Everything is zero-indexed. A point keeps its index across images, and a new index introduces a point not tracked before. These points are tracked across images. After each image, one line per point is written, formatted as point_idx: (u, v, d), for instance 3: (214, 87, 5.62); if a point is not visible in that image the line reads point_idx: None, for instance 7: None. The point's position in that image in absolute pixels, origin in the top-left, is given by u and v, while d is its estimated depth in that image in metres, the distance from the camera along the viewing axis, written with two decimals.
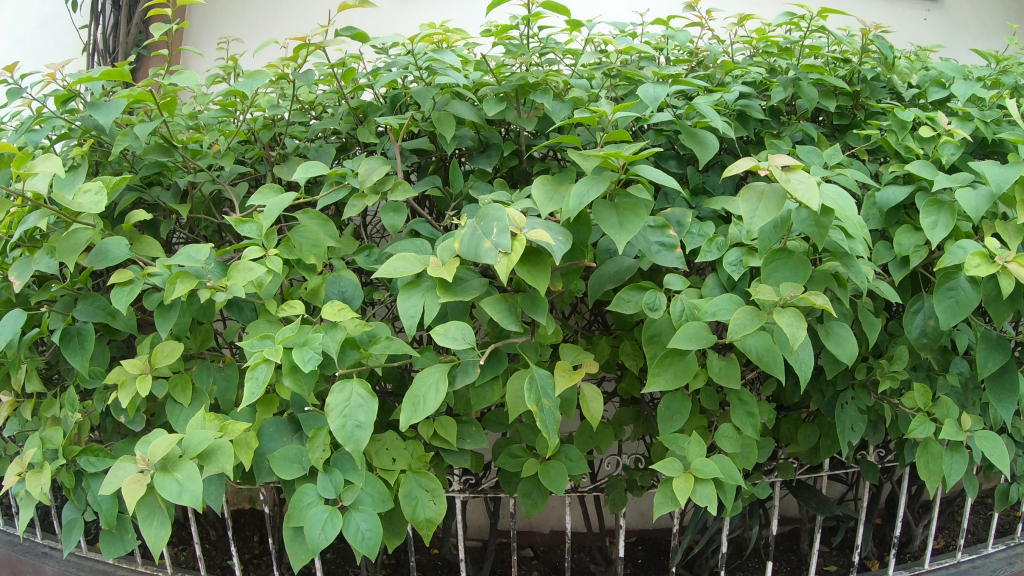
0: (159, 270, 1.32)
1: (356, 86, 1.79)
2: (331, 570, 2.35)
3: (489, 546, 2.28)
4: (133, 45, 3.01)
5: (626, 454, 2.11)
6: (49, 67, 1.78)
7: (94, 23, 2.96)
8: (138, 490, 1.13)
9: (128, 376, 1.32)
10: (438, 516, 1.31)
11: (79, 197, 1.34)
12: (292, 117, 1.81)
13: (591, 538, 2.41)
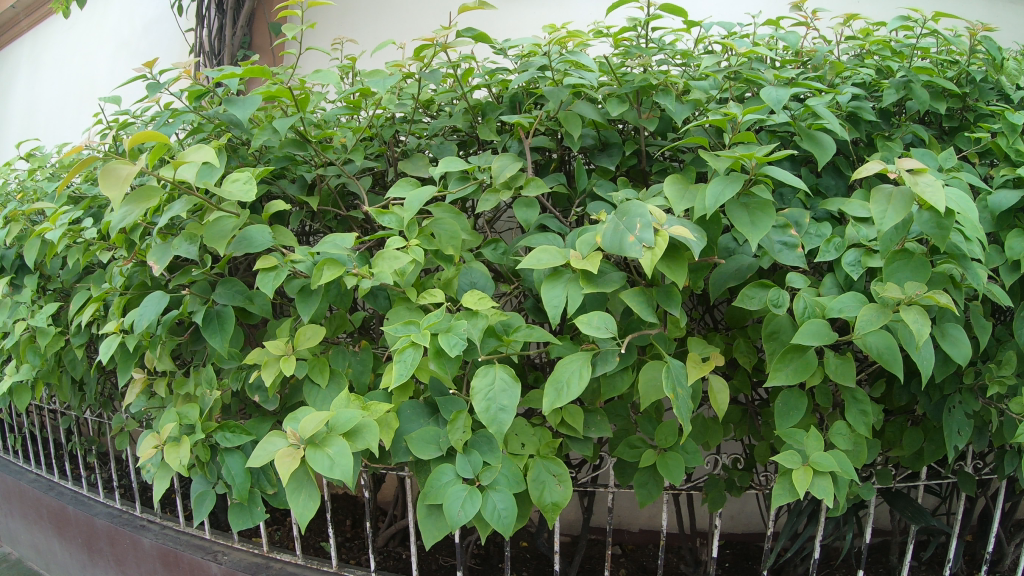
0: (303, 257, 1.36)
1: (476, 85, 1.85)
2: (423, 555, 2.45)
3: (581, 541, 2.30)
4: (239, 46, 3.02)
5: (725, 454, 2.10)
6: (183, 63, 1.84)
7: (200, 27, 3.07)
8: (291, 464, 1.17)
9: (271, 356, 1.37)
10: (564, 499, 1.38)
11: (229, 186, 1.38)
12: (412, 116, 1.87)
13: (682, 539, 2.41)
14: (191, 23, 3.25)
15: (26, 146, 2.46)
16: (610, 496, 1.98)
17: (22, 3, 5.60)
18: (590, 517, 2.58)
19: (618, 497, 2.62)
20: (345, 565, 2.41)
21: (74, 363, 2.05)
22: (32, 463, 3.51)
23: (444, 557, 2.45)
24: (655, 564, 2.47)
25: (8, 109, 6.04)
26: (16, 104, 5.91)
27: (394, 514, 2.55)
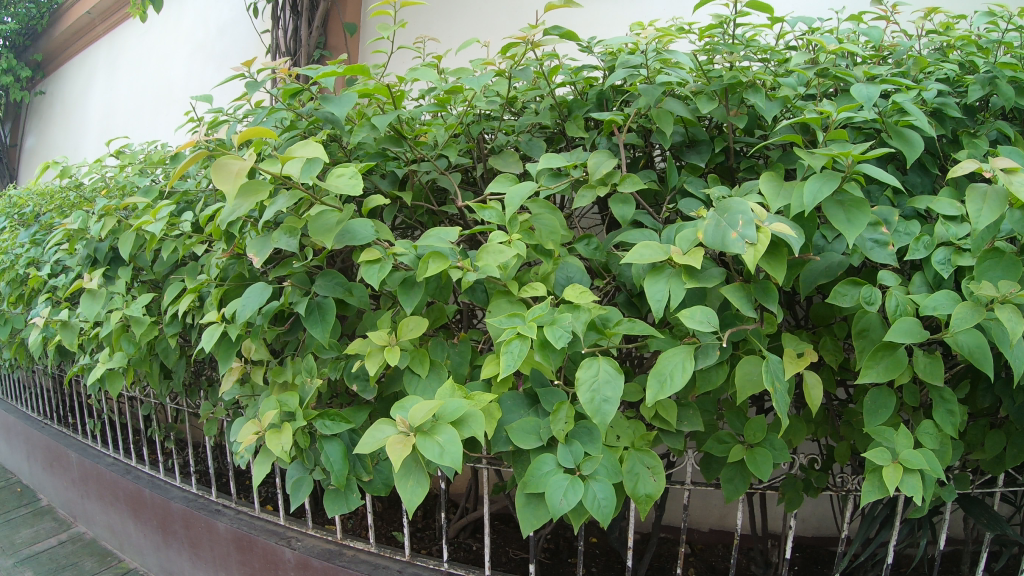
0: (405, 250, 1.39)
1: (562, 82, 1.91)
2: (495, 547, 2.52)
3: (652, 539, 2.33)
4: (314, 46, 3.12)
5: (803, 454, 2.08)
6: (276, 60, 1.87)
7: (276, 28, 3.15)
8: (403, 450, 1.20)
9: (373, 347, 1.40)
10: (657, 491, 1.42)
11: (336, 180, 1.42)
12: (499, 113, 1.93)
13: (754, 540, 2.43)
14: (267, 25, 3.34)
15: (117, 141, 2.54)
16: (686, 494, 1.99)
17: (100, 9, 5.80)
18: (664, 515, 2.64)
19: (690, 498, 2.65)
20: (419, 555, 2.47)
21: (167, 351, 2.07)
22: (110, 447, 3.65)
23: (514, 550, 2.52)
24: (725, 564, 2.49)
25: (87, 111, 6.26)
26: (94, 106, 6.12)
27: (465, 506, 2.61)
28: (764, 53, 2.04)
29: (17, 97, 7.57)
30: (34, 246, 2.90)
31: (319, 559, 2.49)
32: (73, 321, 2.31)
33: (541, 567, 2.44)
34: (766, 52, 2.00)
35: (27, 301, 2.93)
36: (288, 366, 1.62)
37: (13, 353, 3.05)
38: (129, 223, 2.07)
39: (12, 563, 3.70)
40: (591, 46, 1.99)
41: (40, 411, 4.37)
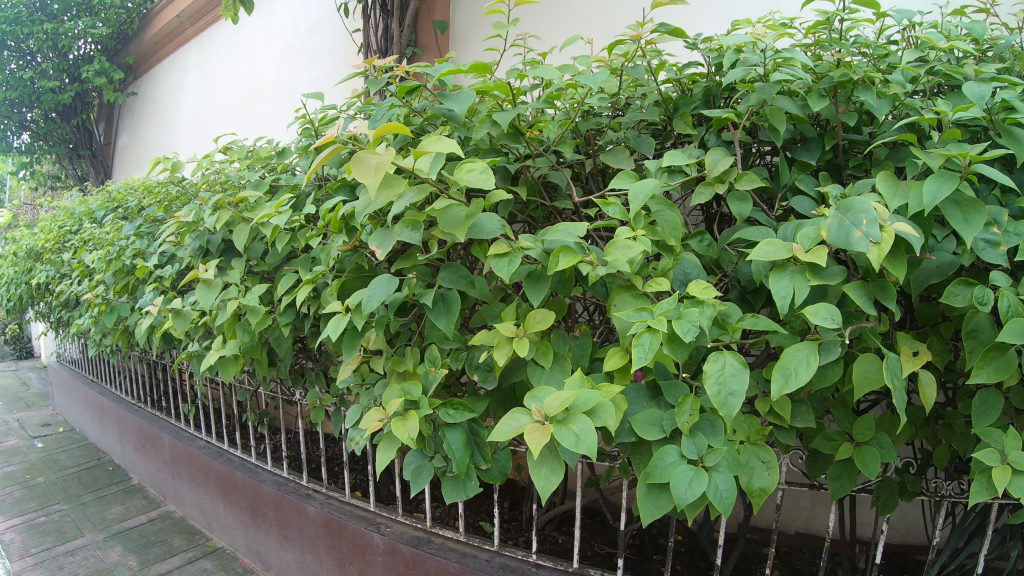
0: (533, 244, 1.46)
1: (667, 79, 2.07)
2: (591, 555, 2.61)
3: (740, 540, 2.36)
4: (406, 44, 3.35)
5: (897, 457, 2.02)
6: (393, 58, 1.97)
7: (370, 29, 3.39)
8: (540, 439, 1.32)
9: (501, 339, 1.49)
10: (771, 486, 1.56)
11: (467, 174, 1.48)
12: (606, 112, 2.07)
13: (842, 546, 2.41)
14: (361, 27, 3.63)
15: (224, 138, 2.63)
16: (780, 493, 2.01)
17: (190, 13, 6.07)
18: (753, 516, 2.71)
19: (778, 499, 2.68)
20: (507, 546, 2.54)
21: (279, 340, 2.10)
22: (202, 430, 3.86)
23: (602, 545, 2.66)
24: (811, 565, 2.52)
25: (179, 112, 6.51)
26: (185, 106, 6.36)
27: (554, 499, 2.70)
28: (865, 48, 2.04)
29: (109, 98, 7.90)
30: (139, 238, 3.03)
31: (409, 545, 2.58)
32: (185, 309, 2.30)
33: (630, 562, 2.60)
34: (868, 47, 2.00)
35: (132, 290, 3.07)
36: (407, 355, 1.69)
37: (116, 339, 3.20)
38: (244, 216, 2.13)
39: (105, 536, 4.00)
40: (697, 43, 2.07)
41: (136, 395, 4.62)
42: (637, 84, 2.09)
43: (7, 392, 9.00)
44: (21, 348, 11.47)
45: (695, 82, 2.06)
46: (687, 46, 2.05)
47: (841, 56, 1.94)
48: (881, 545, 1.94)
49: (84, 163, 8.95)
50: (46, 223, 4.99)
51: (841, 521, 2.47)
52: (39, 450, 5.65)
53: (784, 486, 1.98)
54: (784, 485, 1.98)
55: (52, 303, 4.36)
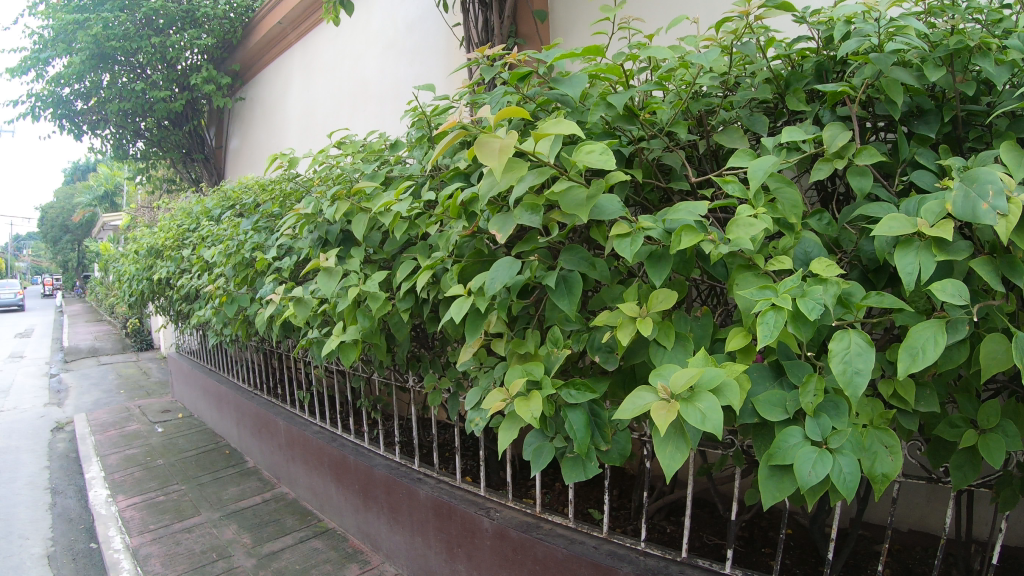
0: (654, 225, 1.61)
1: (776, 55, 2.12)
2: (704, 552, 2.66)
3: (851, 535, 2.29)
4: (506, 35, 3.78)
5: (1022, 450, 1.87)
6: (512, 48, 2.11)
7: (473, 25, 3.84)
8: (667, 415, 1.42)
9: (625, 319, 1.60)
10: (895, 472, 1.52)
11: (588, 155, 1.59)
12: (715, 90, 2.15)
13: (958, 546, 2.30)
14: (460, 21, 4.07)
15: (338, 133, 2.73)
16: (896, 487, 1.93)
17: (291, 18, 6.39)
18: (864, 511, 2.65)
19: (890, 493, 2.62)
20: (615, 533, 2.56)
21: (399, 326, 2.17)
22: (316, 417, 4.11)
23: (711, 537, 2.73)
24: (924, 564, 2.44)
25: (285, 114, 6.81)
26: (289, 109, 6.67)
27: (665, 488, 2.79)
28: (980, 13, 1.94)
29: (220, 104, 8.31)
30: (257, 232, 3.19)
31: (518, 530, 2.65)
32: (306, 297, 2.35)
33: (738, 554, 2.60)
34: (982, 11, 1.91)
35: (250, 281, 3.21)
36: (528, 338, 1.74)
37: (236, 329, 3.35)
38: (362, 206, 2.18)
39: (221, 515, 4.25)
40: (806, 16, 2.09)
41: (253, 382, 4.92)
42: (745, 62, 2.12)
43: (130, 381, 9.69)
44: (143, 339, 12.30)
45: (805, 57, 2.09)
46: (796, 20, 2.10)
47: (955, 22, 1.88)
48: (1002, 545, 1.81)
49: (197, 167, 9.47)
50: (165, 223, 5.31)
51: (958, 520, 2.35)
52: (160, 434, 6.04)
53: (901, 479, 1.90)
54: (899, 477, 1.90)
55: (173, 296, 4.66)
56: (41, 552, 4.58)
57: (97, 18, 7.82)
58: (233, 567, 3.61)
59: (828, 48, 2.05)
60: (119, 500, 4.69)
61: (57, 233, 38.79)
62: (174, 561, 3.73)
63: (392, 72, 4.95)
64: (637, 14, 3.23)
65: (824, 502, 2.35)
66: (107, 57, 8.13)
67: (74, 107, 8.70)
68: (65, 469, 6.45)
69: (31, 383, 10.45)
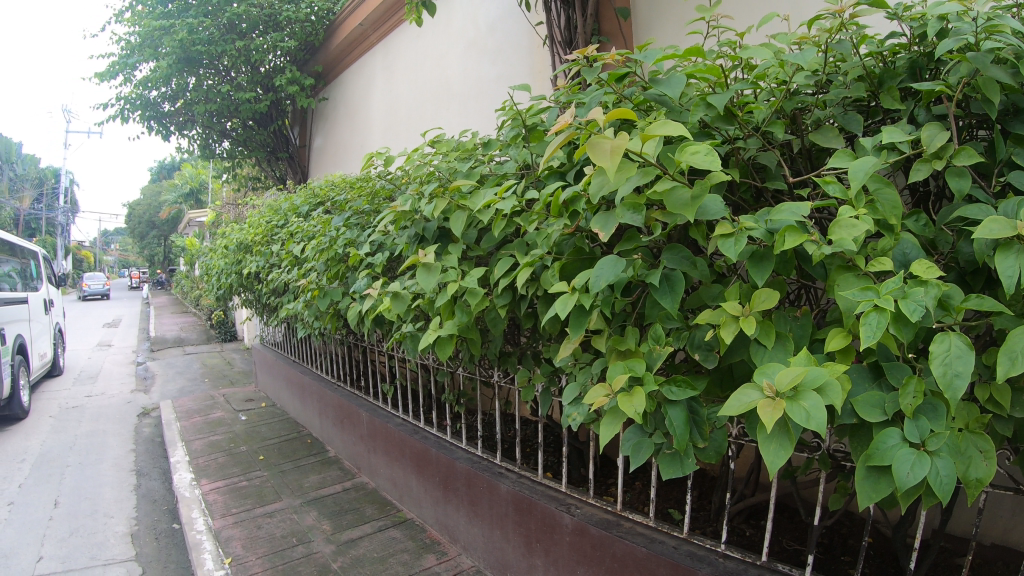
0: (757, 226, 1.65)
1: (867, 52, 2.12)
2: (781, 556, 2.64)
3: (934, 546, 2.23)
4: (589, 33, 3.83)
5: None
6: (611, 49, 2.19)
7: (557, 24, 3.91)
8: (773, 413, 1.44)
9: (728, 318, 1.65)
10: (989, 477, 1.49)
11: (693, 156, 1.62)
12: (808, 90, 2.15)
13: None
14: (544, 21, 4.15)
15: (432, 132, 2.81)
16: (984, 496, 1.87)
17: (373, 19, 6.59)
18: (948, 523, 2.58)
19: (974, 505, 2.55)
20: (695, 534, 2.57)
21: (494, 321, 2.20)
22: (399, 409, 4.26)
23: (789, 542, 2.71)
24: None
25: (367, 113, 7.01)
26: (372, 108, 6.87)
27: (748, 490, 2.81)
28: None
29: (303, 104, 8.59)
30: (349, 229, 3.28)
31: (598, 527, 2.68)
32: (402, 292, 2.41)
33: (817, 561, 2.57)
34: None
35: (341, 276, 3.30)
36: (630, 335, 1.81)
37: (325, 323, 3.47)
38: (459, 204, 2.25)
39: (301, 502, 4.41)
40: (899, 13, 2.10)
41: (337, 374, 5.11)
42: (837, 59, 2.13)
43: (213, 371, 10.10)
44: (226, 331, 12.80)
45: (897, 54, 2.08)
46: (888, 17, 2.11)
47: None
48: None
49: (281, 165, 9.79)
50: (253, 218, 5.51)
51: None
52: (243, 422, 6.29)
53: (989, 489, 1.84)
54: (988, 487, 1.84)
55: (262, 289, 4.83)
56: (126, 530, 4.83)
57: (183, 24, 8.12)
58: (312, 552, 3.75)
59: (921, 43, 2.03)
60: (203, 484, 4.91)
61: (143, 228, 40.48)
62: (255, 545, 3.88)
63: (475, 72, 5.04)
64: (725, 10, 3.24)
65: (910, 510, 2.31)
66: (194, 61, 8.45)
67: (162, 109, 9.10)
68: (152, 453, 6.77)
69: (119, 371, 11.01)
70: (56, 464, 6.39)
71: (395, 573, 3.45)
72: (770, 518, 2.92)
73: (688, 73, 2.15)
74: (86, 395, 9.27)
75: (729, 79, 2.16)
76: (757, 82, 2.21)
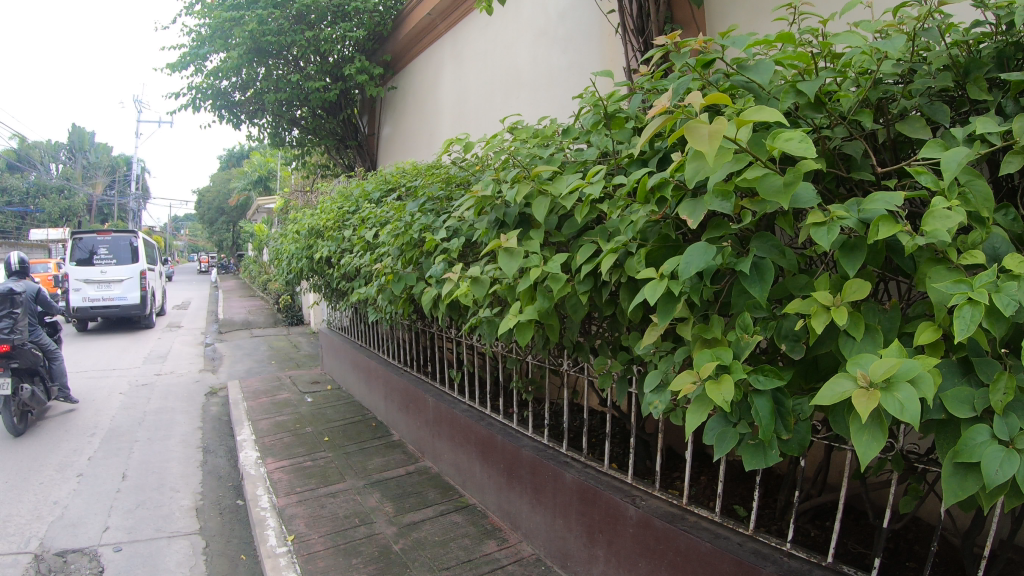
0: (850, 215, 1.62)
1: (952, 41, 2.05)
2: (847, 558, 2.59)
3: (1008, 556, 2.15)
4: (661, 22, 3.81)
5: None
6: (700, 35, 2.20)
7: (629, 13, 3.89)
8: (867, 403, 1.42)
9: (819, 307, 1.63)
10: None
11: (787, 143, 1.60)
12: (893, 80, 2.09)
13: None
14: (616, 8, 4.13)
15: (513, 118, 2.84)
16: None
17: (442, 8, 6.65)
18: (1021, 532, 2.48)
19: None
20: (761, 531, 2.53)
21: (575, 307, 2.21)
22: (466, 396, 4.31)
23: (854, 545, 2.65)
24: None
25: (436, 103, 7.08)
26: (441, 98, 6.94)
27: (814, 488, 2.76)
28: None
29: (372, 93, 8.75)
30: (424, 214, 3.31)
31: (662, 520, 2.67)
32: (482, 276, 2.44)
33: (884, 565, 2.51)
34: None
35: (415, 261, 3.34)
36: (717, 323, 1.85)
37: (399, 307, 3.53)
38: (543, 188, 2.27)
39: (365, 483, 4.50)
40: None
41: (405, 359, 5.20)
42: (922, 47, 2.06)
43: (279, 353, 10.39)
44: (293, 315, 13.14)
45: (983, 42, 2.00)
46: (975, 4, 2.03)
47: None
48: None
49: (350, 153, 9.99)
50: (325, 204, 5.61)
51: None
52: (309, 404, 6.45)
53: None
54: None
55: (333, 273, 4.92)
56: (190, 504, 5.01)
57: (252, 16, 8.14)
58: (375, 533, 3.82)
59: (1008, 32, 1.94)
60: (269, 462, 5.05)
61: (213, 214, 41.86)
62: (319, 523, 3.98)
63: (545, 61, 5.05)
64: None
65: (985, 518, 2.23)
66: (263, 52, 8.54)
67: (233, 98, 9.34)
68: (219, 431, 7.00)
69: (188, 351, 11.40)
70: (125, 438, 6.65)
71: (457, 557, 3.50)
72: (837, 520, 2.86)
73: (777, 60, 2.14)
74: (156, 373, 9.63)
75: (816, 66, 2.12)
76: (842, 70, 2.15)
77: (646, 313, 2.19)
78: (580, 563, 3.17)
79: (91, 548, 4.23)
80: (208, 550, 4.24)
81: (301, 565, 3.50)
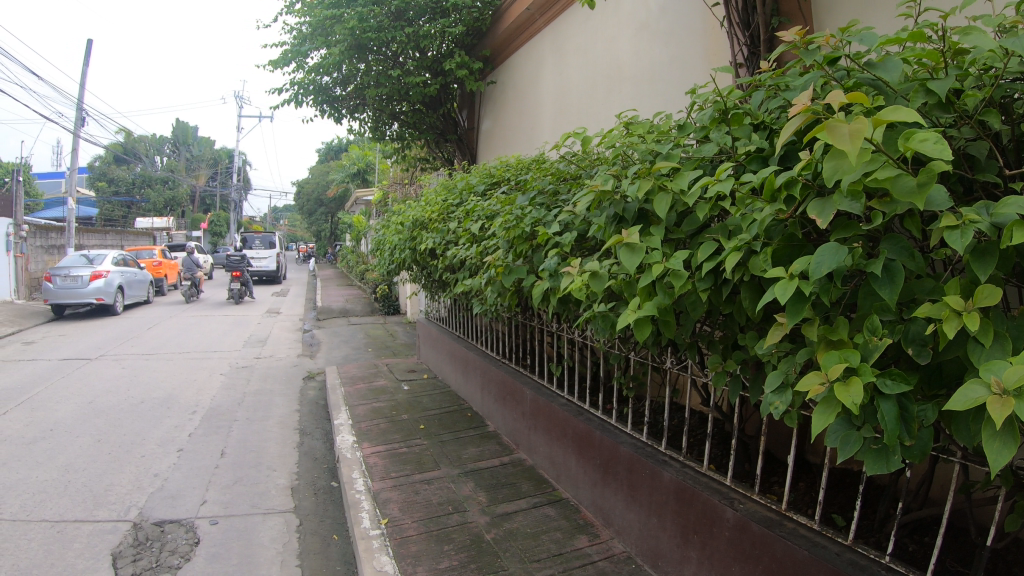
0: (985, 219, 1.55)
1: None
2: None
3: None
4: (770, 14, 3.71)
5: None
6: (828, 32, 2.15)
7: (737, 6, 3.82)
8: (1001, 409, 1.37)
9: (949, 312, 1.57)
10: None
11: (922, 144, 1.54)
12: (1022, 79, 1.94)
13: None
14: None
15: (629, 112, 2.84)
16: None
17: (541, 3, 6.68)
18: None
19: None
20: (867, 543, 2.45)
21: (694, 305, 2.22)
22: (565, 389, 4.34)
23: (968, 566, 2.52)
24: None
25: (537, 96, 7.13)
26: (541, 92, 6.99)
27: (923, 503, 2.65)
28: None
29: (471, 88, 8.89)
30: (534, 208, 3.35)
31: (761, 525, 2.62)
32: (602, 271, 2.45)
33: None
34: None
35: (524, 254, 3.39)
36: (841, 325, 1.81)
37: (506, 299, 3.59)
38: (663, 185, 2.26)
39: (459, 472, 4.59)
40: None
41: (505, 349, 5.28)
42: None
43: (375, 340, 10.71)
44: (391, 304, 13.55)
45: None
46: None
47: None
48: None
49: (450, 147, 10.21)
50: (428, 197, 5.72)
51: None
52: (405, 392, 6.62)
53: None
54: None
55: (436, 265, 5.03)
56: (286, 484, 5.22)
57: (353, 13, 8.32)
58: (467, 521, 3.90)
59: None
60: (364, 447, 5.21)
61: (312, 205, 43.47)
62: (412, 509, 4.09)
63: (648, 54, 5.00)
64: None
65: None
66: (363, 48, 8.74)
67: (334, 93, 9.61)
68: (317, 414, 7.27)
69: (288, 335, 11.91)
70: (226, 417, 6.99)
71: (547, 550, 3.53)
72: (948, 539, 2.73)
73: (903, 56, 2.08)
74: (256, 356, 10.09)
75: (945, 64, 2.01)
76: (966, 68, 2.01)
77: (765, 313, 2.15)
78: (672, 563, 3.14)
79: (190, 521, 4.47)
80: (302, 529, 4.42)
81: (394, 548, 3.61)
